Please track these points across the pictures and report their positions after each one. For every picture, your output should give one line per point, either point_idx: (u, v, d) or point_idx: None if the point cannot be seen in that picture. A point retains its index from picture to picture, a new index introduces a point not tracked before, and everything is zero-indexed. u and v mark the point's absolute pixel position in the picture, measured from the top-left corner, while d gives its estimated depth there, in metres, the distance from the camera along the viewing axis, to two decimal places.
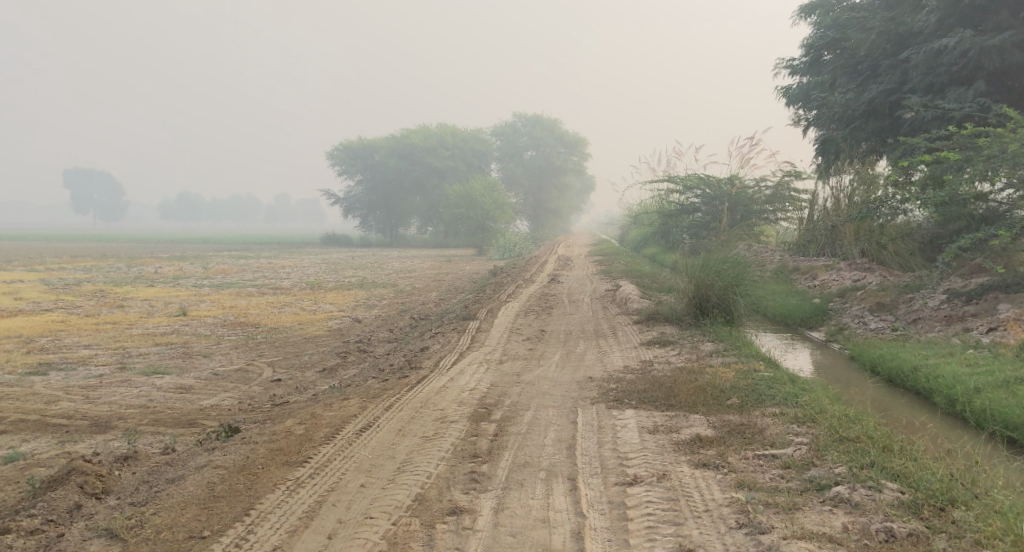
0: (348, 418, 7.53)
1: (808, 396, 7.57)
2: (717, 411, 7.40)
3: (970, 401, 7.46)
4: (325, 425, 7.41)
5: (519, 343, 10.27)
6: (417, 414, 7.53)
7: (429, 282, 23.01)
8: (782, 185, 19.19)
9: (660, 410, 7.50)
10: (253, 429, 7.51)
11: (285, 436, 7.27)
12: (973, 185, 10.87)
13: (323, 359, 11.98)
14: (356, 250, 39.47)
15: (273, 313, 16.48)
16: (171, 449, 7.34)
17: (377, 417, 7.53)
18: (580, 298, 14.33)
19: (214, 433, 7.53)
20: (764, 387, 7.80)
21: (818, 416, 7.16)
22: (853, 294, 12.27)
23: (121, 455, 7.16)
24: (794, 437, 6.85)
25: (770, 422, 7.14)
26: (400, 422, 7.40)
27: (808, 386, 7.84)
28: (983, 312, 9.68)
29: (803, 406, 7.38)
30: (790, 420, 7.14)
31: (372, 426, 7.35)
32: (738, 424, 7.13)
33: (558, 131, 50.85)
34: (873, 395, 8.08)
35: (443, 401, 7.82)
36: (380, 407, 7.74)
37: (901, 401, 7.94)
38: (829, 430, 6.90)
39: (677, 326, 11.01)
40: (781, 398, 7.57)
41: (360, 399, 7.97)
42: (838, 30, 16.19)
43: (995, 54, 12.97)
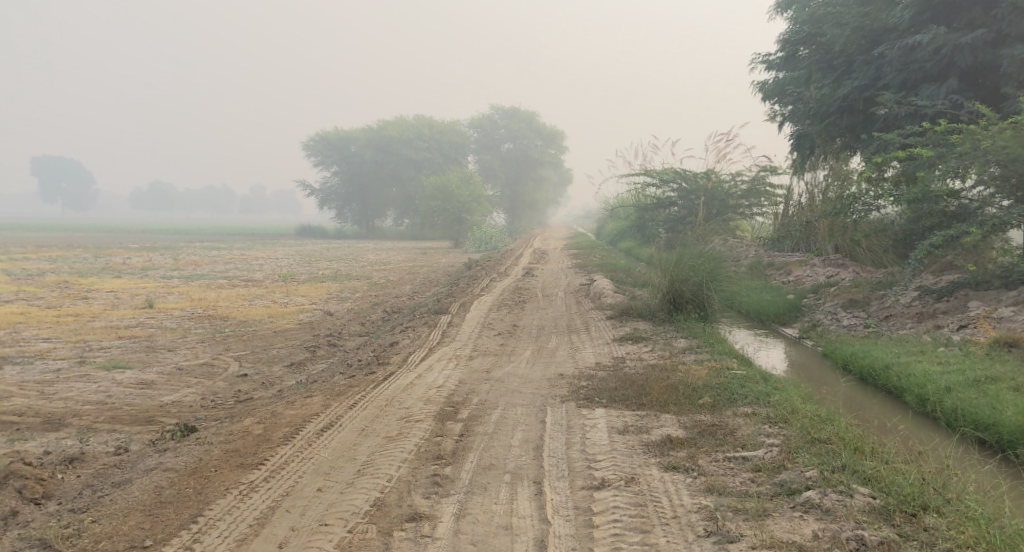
0: (310, 417, 7.34)
1: (780, 395, 7.48)
2: (688, 411, 7.30)
3: (941, 401, 7.42)
4: (285, 425, 7.23)
5: (491, 338, 10.12)
6: (382, 413, 7.36)
7: (403, 274, 22.81)
8: (757, 180, 19.20)
9: (630, 409, 7.38)
10: (210, 429, 7.30)
11: (243, 437, 7.06)
12: (945, 182, 10.86)
13: (291, 353, 11.76)
14: (331, 242, 39.10)
15: (243, 305, 16.20)
16: (123, 449, 7.12)
17: (340, 416, 7.34)
18: (554, 292, 14.20)
19: (170, 432, 7.31)
20: (737, 386, 7.70)
21: (790, 416, 7.07)
22: (826, 290, 12.25)
23: (67, 457, 6.95)
24: (766, 438, 6.76)
25: (742, 422, 7.05)
26: (363, 421, 7.22)
27: (780, 385, 7.75)
28: (954, 309, 9.66)
29: (775, 405, 7.30)
30: (762, 420, 7.06)
31: (334, 426, 7.16)
32: (709, 424, 7.03)
33: (535, 124, 50.71)
34: (846, 394, 8.02)
35: (409, 399, 7.65)
36: (344, 405, 7.56)
37: (873, 400, 7.89)
38: (801, 431, 6.81)
39: (650, 321, 10.91)
40: (753, 397, 7.47)
41: (324, 397, 7.78)
42: (813, 26, 16.13)
43: (968, 51, 12.97)
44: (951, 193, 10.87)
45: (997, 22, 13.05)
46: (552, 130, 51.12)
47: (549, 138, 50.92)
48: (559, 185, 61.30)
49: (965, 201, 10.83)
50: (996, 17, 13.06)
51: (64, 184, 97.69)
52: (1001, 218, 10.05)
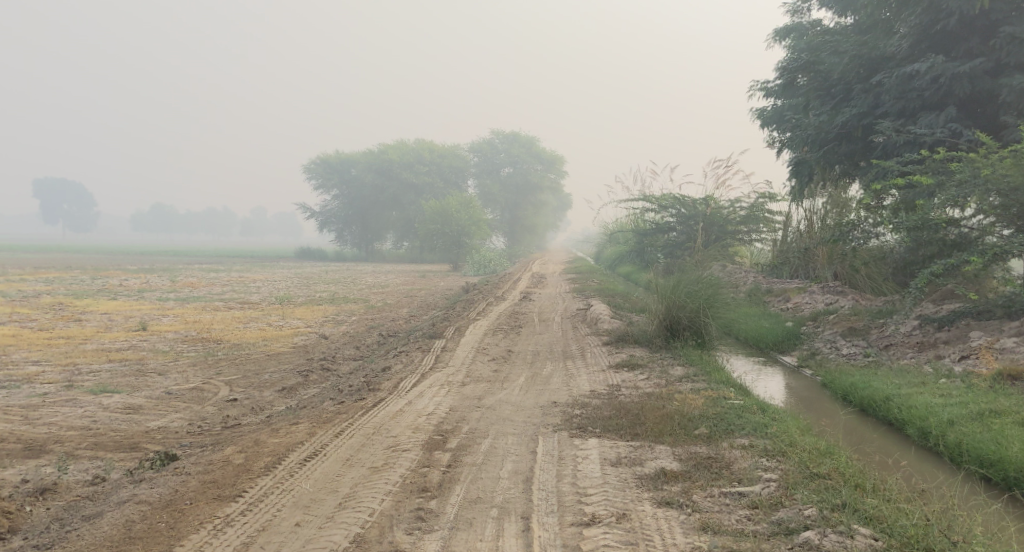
0: (294, 445, 7.17)
1: (778, 427, 7.31)
2: (684, 442, 7.12)
3: (944, 435, 7.26)
4: (268, 453, 7.06)
5: (485, 364, 9.96)
6: (368, 442, 7.19)
7: (400, 298, 22.66)
8: (756, 207, 19.14)
9: (624, 440, 7.20)
10: (189, 458, 7.14)
11: (222, 466, 6.89)
12: (945, 210, 10.74)
13: (284, 377, 11.58)
14: (330, 264, 39.01)
15: (237, 328, 16.03)
16: (99, 479, 6.97)
17: (325, 444, 7.17)
18: (550, 317, 14.05)
19: (149, 460, 7.16)
20: (734, 416, 7.53)
21: (788, 449, 6.90)
22: (825, 318, 12.11)
23: (40, 487, 6.82)
24: (763, 472, 6.58)
25: (739, 455, 6.88)
26: (348, 450, 7.05)
27: (778, 416, 7.58)
28: (954, 339, 9.52)
29: (773, 437, 7.13)
30: (760, 453, 6.88)
31: (318, 455, 6.99)
32: (705, 457, 6.85)
33: (535, 149, 50.85)
34: (846, 426, 7.85)
35: (397, 427, 7.48)
36: (331, 433, 7.39)
37: (873, 433, 7.71)
38: (800, 465, 6.64)
39: (647, 348, 10.76)
40: (750, 428, 7.30)
41: (310, 424, 7.62)
42: (812, 53, 16.10)
43: (966, 80, 12.92)
44: (951, 222, 10.73)
45: (995, 51, 13.02)
46: (552, 155, 51.28)
47: (549, 163, 51.07)
48: (559, 209, 61.36)
49: (965, 229, 10.67)
50: (994, 46, 13.03)
51: (65, 206, 97.84)
52: (1002, 247, 9.92)
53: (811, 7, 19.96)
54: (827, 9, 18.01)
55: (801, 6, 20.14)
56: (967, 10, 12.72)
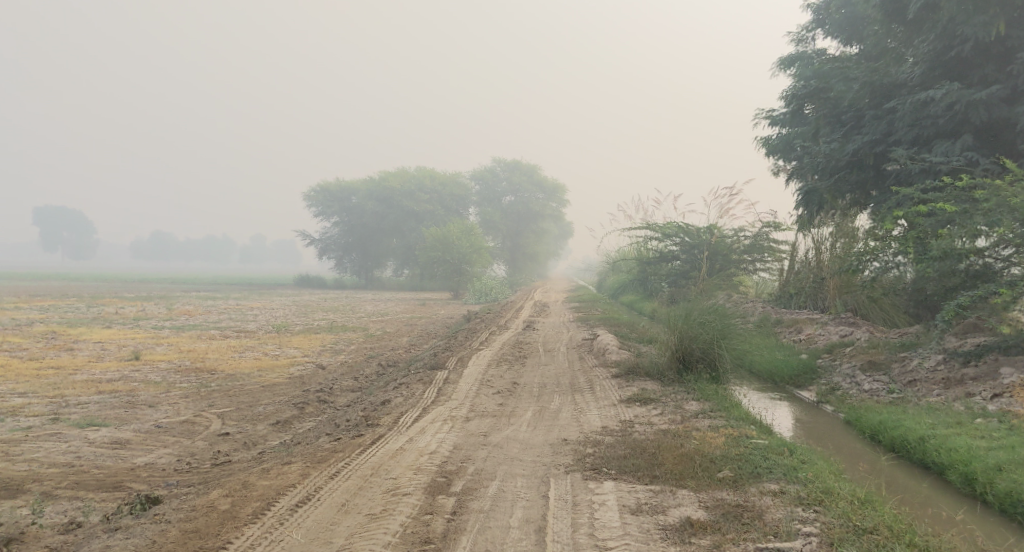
0: (285, 488, 6.73)
1: (809, 470, 6.87)
2: (708, 486, 6.68)
3: (992, 482, 6.85)
4: (256, 497, 6.62)
5: (489, 397, 9.50)
6: (367, 484, 6.75)
7: (400, 327, 22.20)
8: (760, 236, 18.79)
9: (643, 483, 6.76)
10: (173, 501, 6.71)
11: (207, 512, 6.46)
12: (968, 241, 10.52)
13: (279, 410, 11.10)
14: (331, 292, 38.58)
15: (232, 358, 15.56)
16: (73, 525, 6.56)
17: (319, 487, 6.72)
18: (555, 347, 13.60)
19: (130, 503, 6.75)
20: (760, 458, 7.08)
21: (825, 498, 6.47)
22: (842, 350, 11.69)
23: (8, 536, 6.40)
24: (801, 525, 6.15)
25: (771, 503, 6.44)
26: (344, 493, 6.61)
27: (808, 458, 7.12)
28: (983, 376, 9.13)
29: (807, 483, 6.69)
30: (793, 501, 6.45)
31: (311, 500, 6.55)
32: (733, 504, 6.42)
33: (537, 177, 50.71)
34: (880, 470, 7.41)
35: (397, 468, 7.03)
36: (325, 473, 6.94)
37: (911, 478, 7.28)
38: (842, 517, 6.23)
39: (658, 381, 10.31)
40: (779, 471, 6.86)
41: (304, 463, 7.17)
42: (820, 80, 15.80)
43: (982, 107, 12.59)
44: (973, 253, 10.44)
45: (1012, 78, 12.69)
46: (554, 184, 51.28)
47: (551, 191, 51.00)
48: (560, 238, 61.07)
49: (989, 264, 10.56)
50: (1010, 73, 12.70)
51: (65, 233, 97.67)
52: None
53: (816, 36, 19.75)
54: (834, 37, 17.77)
55: (805, 35, 19.93)
56: (982, 37, 12.41)
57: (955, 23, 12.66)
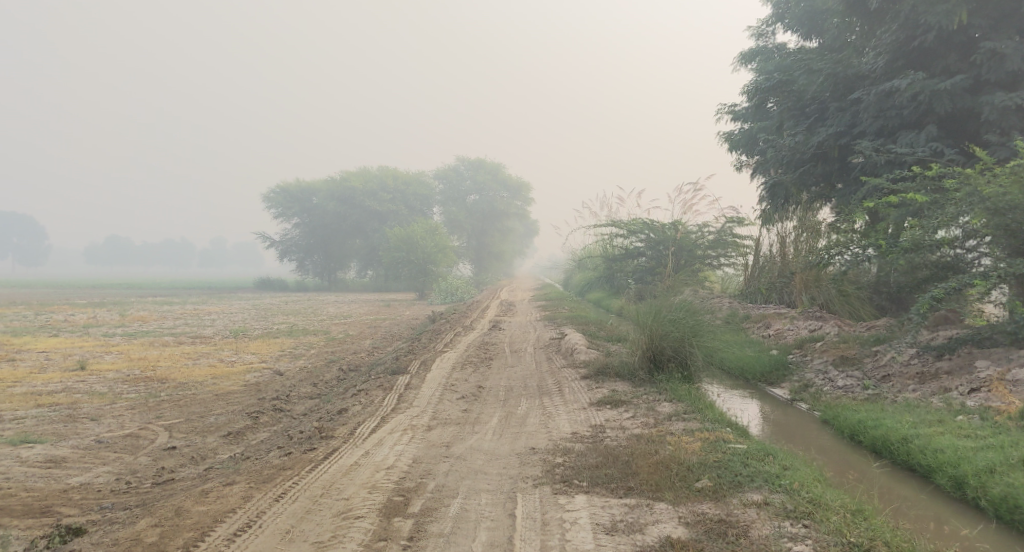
0: (224, 514, 6.23)
1: (793, 478, 6.53)
2: (687, 498, 6.31)
3: (984, 487, 6.58)
4: (190, 526, 6.12)
5: (453, 402, 9.05)
6: (315, 507, 6.28)
7: (363, 329, 21.62)
8: (724, 231, 18.58)
9: (617, 496, 6.36)
10: (98, 533, 6.20)
11: (133, 546, 5.96)
12: (940, 231, 10.32)
13: (231, 421, 10.52)
14: (292, 295, 37.75)
15: (185, 365, 14.88)
16: None
17: (261, 513, 6.24)
18: (522, 348, 13.18)
19: (47, 536, 6.34)
20: (741, 465, 6.71)
21: (813, 510, 6.12)
22: (812, 345, 11.44)
23: None
24: (791, 544, 5.80)
25: (757, 516, 6.09)
26: (290, 519, 6.14)
27: (790, 464, 6.76)
28: (959, 370, 8.89)
29: (792, 492, 6.35)
30: (780, 514, 6.10)
31: (251, 528, 6.08)
32: (716, 520, 6.04)
33: (501, 175, 50.39)
34: (865, 475, 7.10)
35: (351, 486, 6.56)
36: (269, 496, 6.45)
37: (899, 482, 6.99)
38: (834, 533, 5.89)
39: (628, 382, 9.94)
40: (761, 480, 6.50)
41: (247, 483, 6.66)
42: (784, 72, 15.56)
43: (946, 98, 12.38)
44: (946, 243, 10.24)
45: (976, 68, 12.48)
46: (518, 182, 51.06)
47: (515, 190, 50.85)
48: (526, 236, 60.78)
49: (959, 255, 10.36)
50: (974, 62, 12.51)
51: (14, 240, 95.14)
52: (1004, 270, 9.40)
53: (776, 29, 19.58)
54: (793, 30, 17.58)
55: (765, 29, 19.75)
56: (945, 25, 12.18)
57: (918, 12, 12.45)
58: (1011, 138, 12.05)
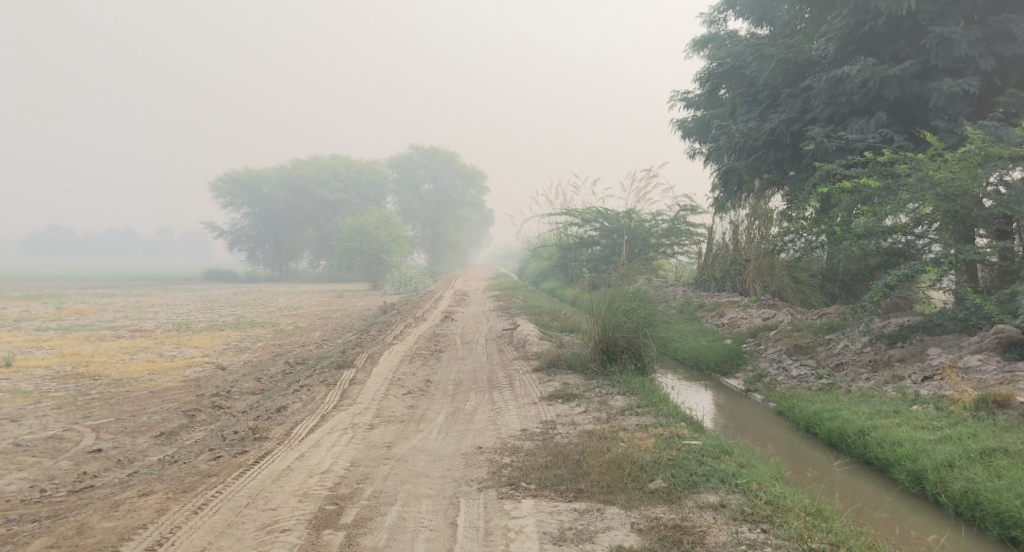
0: (134, 531, 5.86)
1: (750, 477, 6.31)
2: (641, 502, 6.03)
3: (944, 482, 6.45)
4: (95, 545, 5.74)
5: (398, 398, 8.67)
6: (236, 521, 5.90)
7: (313, 320, 21.05)
8: (678, 219, 18.41)
9: (567, 501, 6.06)
10: None
11: None
12: (893, 218, 10.11)
13: (165, 420, 9.99)
14: (241, 286, 36.81)
15: (121, 361, 14.21)
16: None
17: (176, 528, 5.88)
18: (474, 339, 12.81)
19: None
20: (695, 464, 6.46)
21: (773, 513, 5.89)
22: (765, 334, 11.29)
23: None
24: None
25: (713, 521, 5.83)
26: (208, 535, 5.78)
27: (747, 462, 6.54)
28: (911, 357, 8.74)
29: (749, 492, 6.12)
30: (737, 518, 5.86)
31: (163, 546, 5.72)
32: (670, 526, 5.77)
33: (455, 164, 49.90)
34: (824, 473, 6.92)
35: (280, 495, 6.19)
36: (187, 509, 6.09)
37: (859, 478, 6.84)
38: (796, 538, 5.67)
39: (581, 375, 9.67)
40: (717, 480, 6.26)
41: (164, 493, 6.27)
42: (736, 58, 15.36)
43: (896, 83, 12.20)
44: (896, 230, 10.04)
45: (924, 53, 12.36)
46: (473, 171, 50.94)
47: (471, 178, 50.74)
48: (481, 225, 60.34)
49: (909, 241, 10.08)
50: (922, 48, 12.38)
51: None
52: (954, 255, 9.26)
53: (728, 17, 19.41)
54: (744, 17, 17.41)
55: (717, 16, 19.58)
56: (894, 11, 12.03)
57: None
58: (958, 124, 11.97)
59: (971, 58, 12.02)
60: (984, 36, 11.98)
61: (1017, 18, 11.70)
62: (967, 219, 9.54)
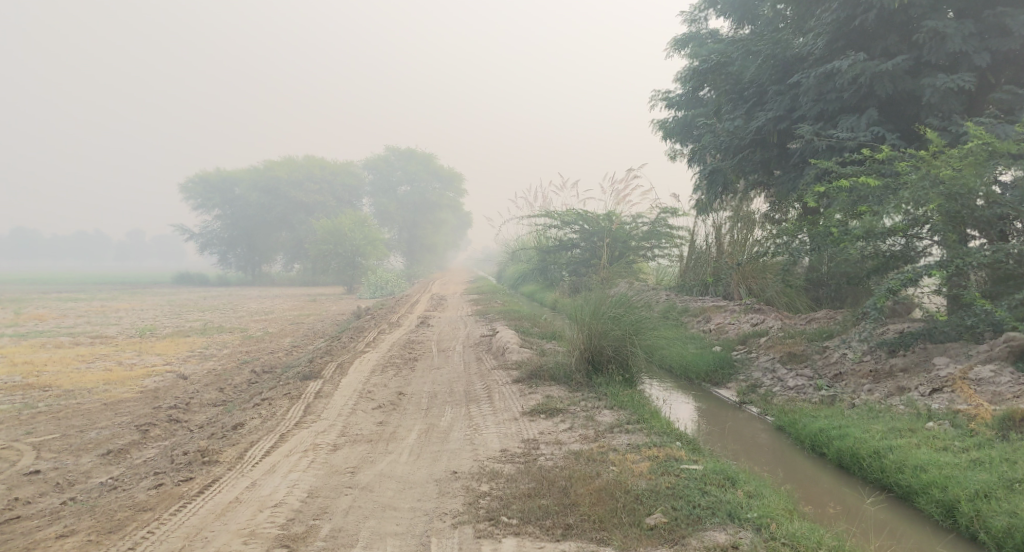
0: None
1: (764, 510, 5.79)
2: (640, 542, 5.53)
3: (980, 516, 6.00)
4: None
5: (368, 413, 8.01)
6: None
7: (284, 326, 20.26)
8: (657, 221, 17.80)
9: (554, 541, 5.55)
10: None
11: None
12: (888, 219, 9.50)
13: (115, 436, 9.25)
14: (211, 290, 35.81)
15: (76, 370, 13.37)
16: None
17: None
18: (450, 347, 12.14)
19: None
20: (698, 494, 5.94)
21: None
22: (756, 341, 10.74)
23: None
24: None
25: None
26: None
27: (756, 491, 6.03)
28: (915, 367, 8.19)
29: (766, 530, 5.61)
30: None
31: None
32: None
33: (432, 166, 49.22)
34: (844, 505, 6.42)
35: (223, 534, 5.67)
36: None
37: (878, 509, 6.37)
38: None
39: (565, 386, 9.06)
40: (724, 514, 5.76)
41: (87, 535, 5.76)
42: (720, 54, 14.65)
43: (887, 80, 11.66)
44: (895, 231, 9.38)
45: (916, 49, 11.83)
46: (450, 173, 50.29)
47: (448, 180, 50.13)
48: (460, 227, 59.66)
49: (908, 241, 9.51)
50: (914, 43, 11.82)
51: None
52: (962, 258, 8.63)
53: (710, 15, 18.85)
54: (727, 15, 16.81)
55: (698, 15, 19.05)
56: (886, 4, 11.45)
57: None
58: (953, 122, 11.47)
59: (965, 53, 11.49)
60: (978, 31, 11.45)
61: (1013, 12, 11.17)
62: (969, 220, 9.04)
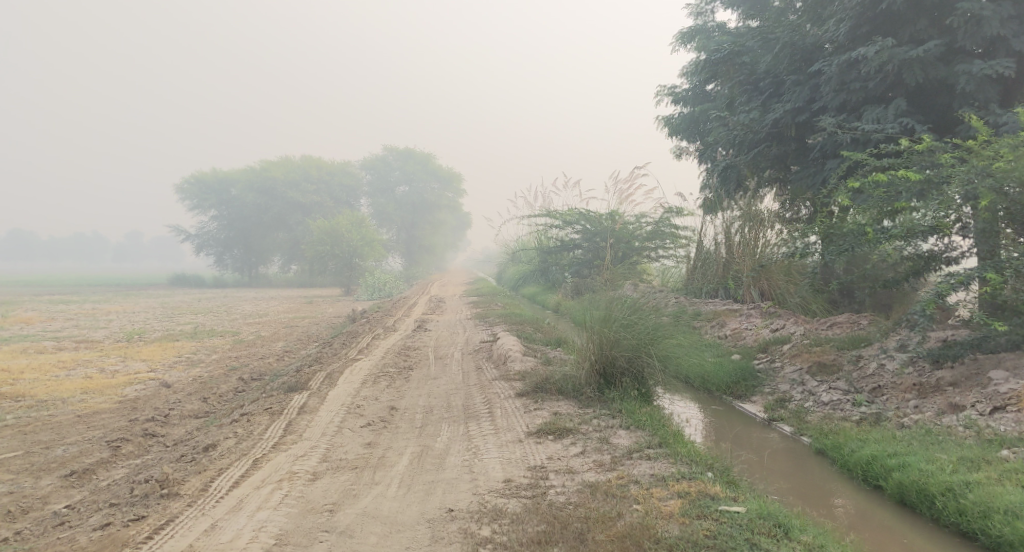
0: None
1: None
2: None
3: None
4: None
5: (356, 433, 7.18)
6: None
7: (278, 330, 19.42)
8: (662, 221, 16.98)
9: None
10: None
11: None
12: (925, 217, 8.67)
13: (83, 453, 8.41)
14: (207, 292, 35.04)
15: (54, 378, 12.51)
16: None
17: None
18: (448, 354, 11.30)
19: None
20: (746, 548, 5.23)
21: None
22: (778, 348, 9.91)
23: None
24: None
25: None
26: None
27: (816, 543, 5.31)
28: (966, 381, 7.38)
29: None
30: None
31: None
32: None
33: (432, 165, 48.49)
34: None
35: None
36: None
37: None
38: None
39: (573, 401, 8.24)
40: None
41: None
42: (734, 42, 13.64)
43: (917, 67, 10.76)
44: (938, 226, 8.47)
45: (947, 34, 10.92)
46: (450, 173, 49.56)
47: (447, 181, 49.38)
48: (460, 227, 58.92)
49: (945, 241, 8.80)
50: (946, 28, 10.89)
51: None
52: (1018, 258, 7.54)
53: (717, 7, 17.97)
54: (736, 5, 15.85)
55: (705, 7, 18.16)
56: None
57: None
58: (991, 112, 10.58)
59: (1002, 38, 10.57)
60: (1016, 14, 10.52)
61: None
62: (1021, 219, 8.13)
